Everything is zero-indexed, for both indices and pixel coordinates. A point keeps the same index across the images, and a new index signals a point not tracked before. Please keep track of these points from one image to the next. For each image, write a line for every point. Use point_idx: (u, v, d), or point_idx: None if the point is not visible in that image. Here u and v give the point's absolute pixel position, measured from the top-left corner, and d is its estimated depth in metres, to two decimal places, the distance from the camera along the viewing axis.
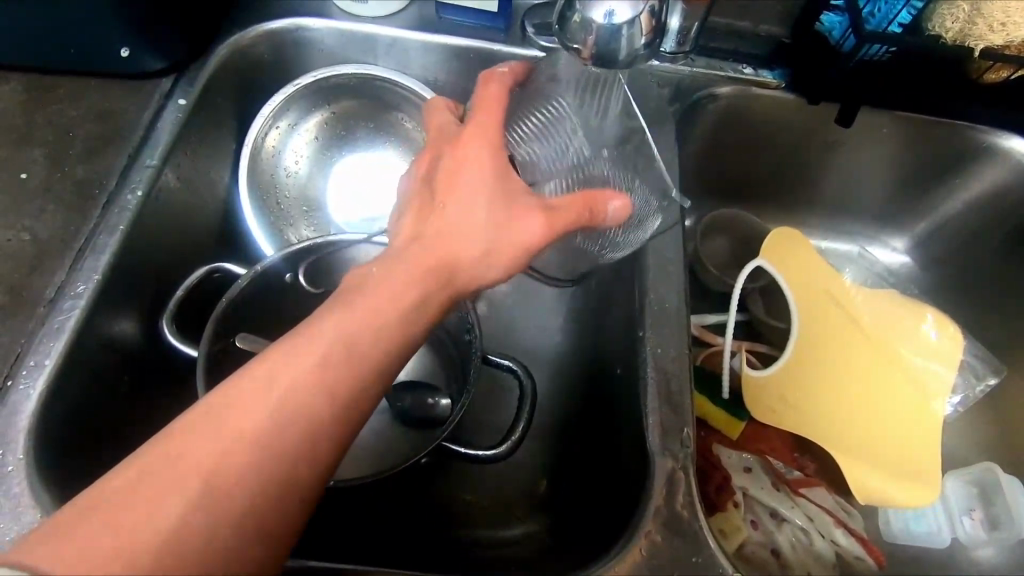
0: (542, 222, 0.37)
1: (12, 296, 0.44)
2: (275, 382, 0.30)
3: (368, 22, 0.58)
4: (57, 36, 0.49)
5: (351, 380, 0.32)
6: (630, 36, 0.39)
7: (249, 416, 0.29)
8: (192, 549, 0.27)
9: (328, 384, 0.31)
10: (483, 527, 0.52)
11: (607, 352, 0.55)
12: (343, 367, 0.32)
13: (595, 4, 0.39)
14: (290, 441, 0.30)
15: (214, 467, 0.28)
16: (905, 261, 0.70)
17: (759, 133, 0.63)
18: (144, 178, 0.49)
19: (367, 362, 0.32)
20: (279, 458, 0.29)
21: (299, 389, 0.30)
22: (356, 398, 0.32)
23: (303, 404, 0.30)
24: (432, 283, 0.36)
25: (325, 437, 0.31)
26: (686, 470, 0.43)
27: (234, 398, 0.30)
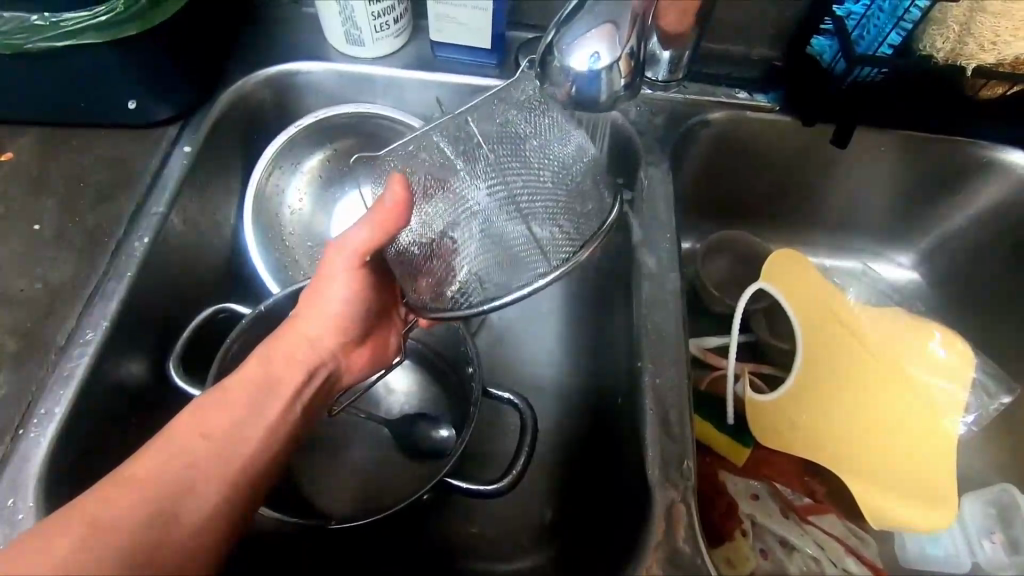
0: (352, 245, 0.41)
1: (23, 344, 0.46)
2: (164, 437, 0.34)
3: (366, 63, 0.60)
4: (68, 92, 0.51)
5: (228, 423, 0.36)
6: (609, 80, 0.42)
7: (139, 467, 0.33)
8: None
9: (205, 428, 0.35)
10: (489, 559, 0.53)
11: (609, 380, 0.55)
12: (216, 412, 0.36)
13: (575, 51, 0.40)
14: (168, 482, 0.32)
15: (102, 514, 0.30)
16: (911, 276, 0.69)
17: (757, 154, 0.64)
18: (152, 225, 0.51)
19: (240, 407, 0.37)
20: (162, 494, 0.32)
21: (179, 439, 0.34)
22: (238, 438, 0.35)
23: (187, 449, 0.34)
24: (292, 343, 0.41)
25: (208, 473, 0.34)
26: (687, 502, 0.42)
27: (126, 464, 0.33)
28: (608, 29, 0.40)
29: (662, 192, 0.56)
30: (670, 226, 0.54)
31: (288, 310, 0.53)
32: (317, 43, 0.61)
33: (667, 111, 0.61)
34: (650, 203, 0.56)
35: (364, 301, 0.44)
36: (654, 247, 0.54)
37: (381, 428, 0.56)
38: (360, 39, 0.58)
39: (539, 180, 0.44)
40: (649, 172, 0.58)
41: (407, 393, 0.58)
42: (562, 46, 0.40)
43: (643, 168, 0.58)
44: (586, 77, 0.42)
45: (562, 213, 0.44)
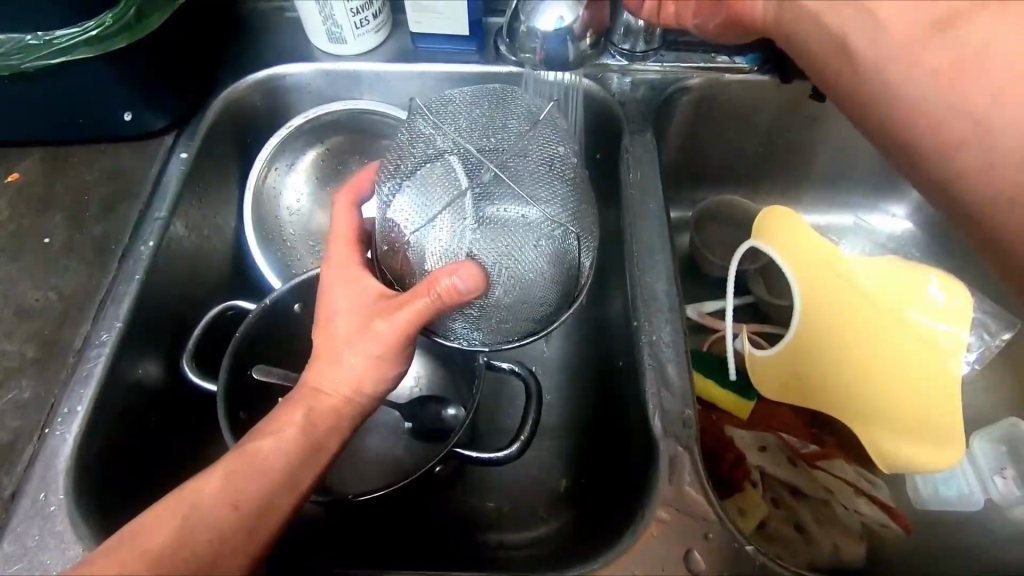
0: (391, 324, 0.40)
1: (43, 350, 0.48)
2: (188, 501, 0.36)
3: (349, 60, 0.62)
4: (66, 110, 0.53)
5: (259, 490, 0.37)
6: (573, 42, 0.58)
7: (160, 534, 0.34)
8: None
9: (236, 496, 0.36)
10: (503, 529, 0.54)
11: (611, 347, 0.56)
12: (246, 481, 0.37)
13: (544, 16, 0.56)
14: (195, 550, 0.34)
15: (144, 549, 0.34)
16: (906, 226, 0.70)
17: (741, 116, 0.64)
18: (155, 230, 0.52)
19: (269, 480, 0.37)
20: (187, 564, 0.34)
21: (211, 498, 0.36)
22: (266, 508, 0.37)
23: (215, 507, 0.36)
24: (321, 411, 0.41)
25: (232, 545, 0.35)
26: (690, 449, 0.44)
27: (149, 523, 0.35)
28: None
29: (649, 160, 0.58)
30: (657, 189, 0.56)
31: (293, 304, 0.54)
32: (302, 46, 0.63)
33: (648, 81, 0.62)
34: (639, 170, 0.57)
35: (388, 370, 0.42)
36: (642, 211, 0.55)
37: (395, 413, 0.57)
38: (342, 36, 0.60)
39: (544, 194, 0.50)
40: (631, 141, 0.59)
41: (418, 377, 0.60)
42: (531, 12, 0.56)
43: (629, 137, 0.59)
44: (555, 36, 0.57)
45: (542, 238, 0.49)
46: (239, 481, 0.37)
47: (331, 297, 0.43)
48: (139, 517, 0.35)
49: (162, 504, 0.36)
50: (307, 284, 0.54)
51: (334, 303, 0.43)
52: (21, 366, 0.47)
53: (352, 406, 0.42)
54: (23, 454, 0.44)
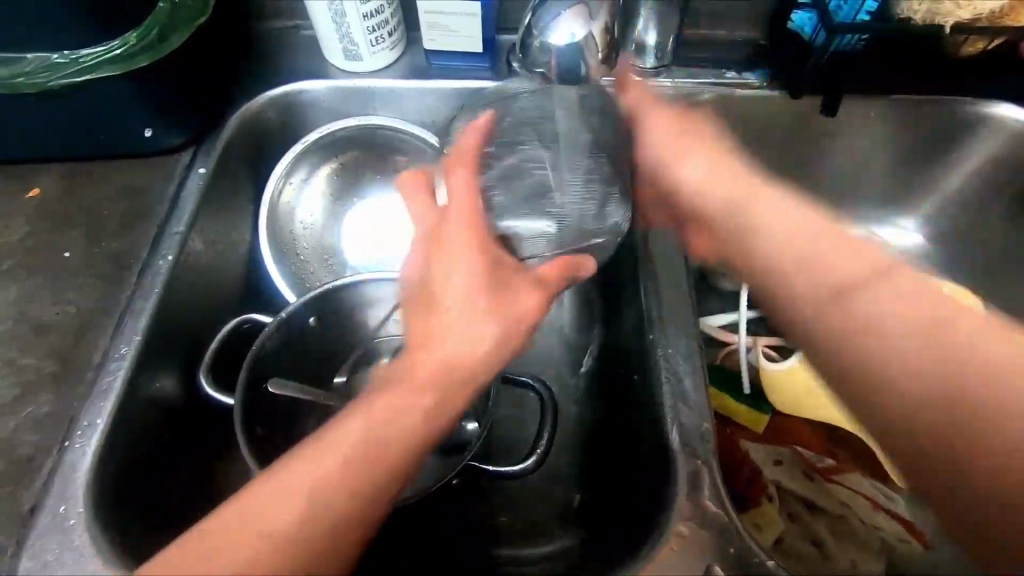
0: (531, 299, 0.40)
1: (63, 365, 0.48)
2: (298, 486, 0.34)
3: (364, 77, 0.63)
4: (86, 127, 0.54)
5: (369, 476, 0.35)
6: (587, 54, 0.56)
7: (275, 516, 0.33)
8: None
9: (352, 482, 0.35)
10: (517, 545, 0.53)
11: (623, 360, 0.57)
12: (361, 466, 0.35)
13: (556, 33, 0.55)
14: (305, 536, 0.33)
15: (255, 531, 0.33)
16: (917, 239, 0.69)
17: (749, 132, 0.64)
18: (173, 245, 0.53)
19: (384, 463, 0.35)
20: (302, 551, 0.33)
21: (326, 482, 0.34)
22: (365, 493, 0.35)
23: (309, 497, 0.34)
24: (420, 389, 0.37)
25: (347, 530, 0.34)
26: (708, 464, 0.44)
27: (261, 501, 0.34)
28: (579, 12, 0.55)
29: None
30: None
31: (309, 318, 0.55)
32: (316, 64, 0.64)
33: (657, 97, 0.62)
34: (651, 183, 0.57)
35: (508, 350, 0.39)
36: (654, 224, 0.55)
37: None
38: (357, 54, 0.61)
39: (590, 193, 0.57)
40: None
41: None
42: (543, 28, 0.55)
43: None
44: (568, 50, 0.56)
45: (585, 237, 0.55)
46: (353, 464, 0.35)
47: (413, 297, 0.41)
48: (245, 493, 0.34)
49: (272, 483, 0.34)
50: (324, 297, 0.54)
51: (448, 286, 0.39)
52: (40, 381, 0.48)
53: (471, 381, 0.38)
54: (41, 468, 0.44)
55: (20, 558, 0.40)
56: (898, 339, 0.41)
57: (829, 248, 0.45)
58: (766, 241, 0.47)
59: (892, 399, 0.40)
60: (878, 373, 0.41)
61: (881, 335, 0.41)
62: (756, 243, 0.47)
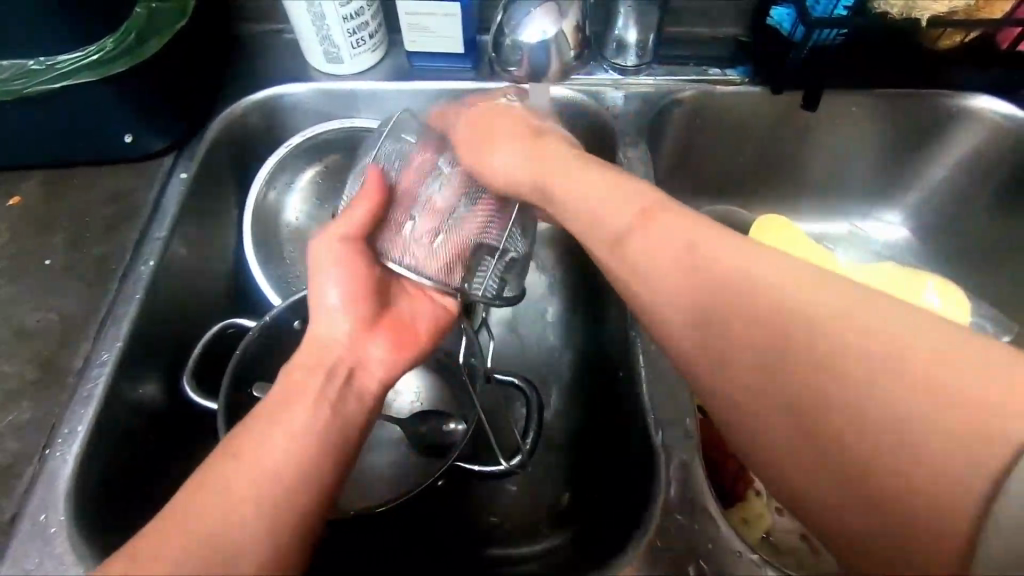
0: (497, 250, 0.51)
1: (45, 371, 0.48)
2: (279, 407, 0.37)
3: (347, 79, 0.63)
4: (66, 133, 0.54)
5: (338, 387, 0.40)
6: (558, 50, 0.59)
7: (260, 440, 0.35)
8: (242, 527, 0.32)
9: (324, 391, 0.39)
10: (506, 544, 0.53)
11: (610, 357, 0.57)
12: (322, 379, 0.39)
13: (526, 31, 0.58)
14: (297, 439, 0.35)
15: (252, 453, 0.34)
16: (901, 233, 0.70)
17: (732, 128, 0.65)
18: (155, 250, 0.53)
19: (345, 376, 0.41)
20: (302, 449, 0.35)
21: (303, 395, 0.38)
22: (329, 449, 0.36)
23: (258, 483, 0.33)
24: (313, 363, 0.40)
25: (331, 428, 0.37)
26: (692, 460, 0.44)
27: (248, 436, 0.36)
28: (550, 11, 0.58)
29: (642, 171, 0.58)
30: None
31: (292, 321, 0.54)
32: (299, 67, 0.64)
33: (640, 95, 0.63)
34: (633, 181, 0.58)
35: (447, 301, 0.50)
36: None
37: (396, 429, 0.57)
38: (339, 56, 0.61)
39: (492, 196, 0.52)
40: (626, 147, 0.59)
41: (418, 393, 0.59)
42: (515, 26, 0.58)
43: (622, 149, 0.59)
44: (539, 47, 0.59)
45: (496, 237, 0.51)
46: (315, 376, 0.39)
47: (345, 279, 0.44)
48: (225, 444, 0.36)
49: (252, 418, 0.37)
50: (307, 300, 0.54)
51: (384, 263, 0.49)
52: (21, 388, 0.47)
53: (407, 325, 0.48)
54: (21, 476, 0.44)
55: (2, 566, 0.40)
56: (874, 379, 0.28)
57: (706, 250, 0.35)
58: (618, 223, 0.40)
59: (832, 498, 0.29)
60: (827, 445, 0.29)
61: (853, 382, 0.29)
62: (639, 243, 0.38)
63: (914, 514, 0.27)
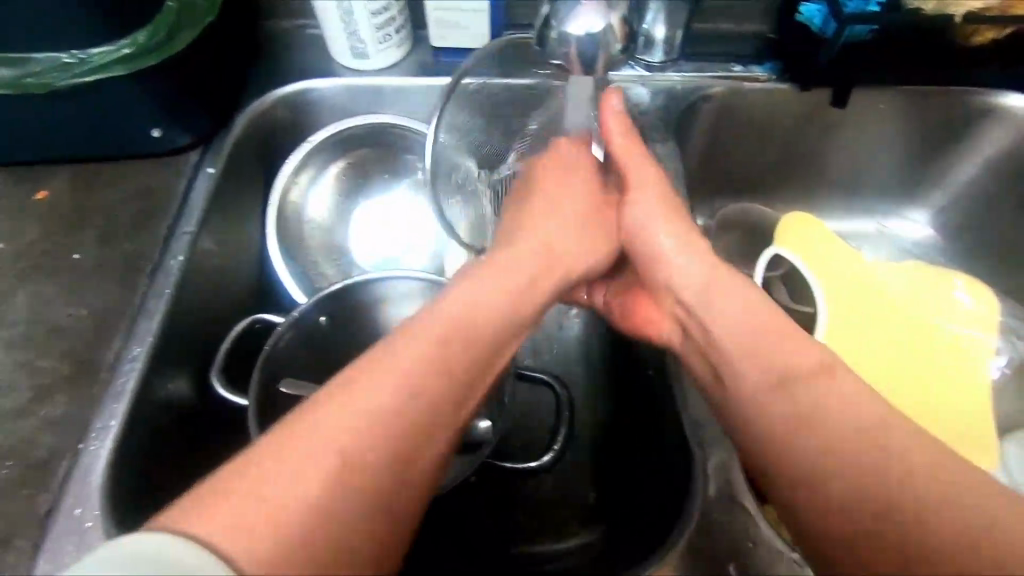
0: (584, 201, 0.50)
1: (76, 366, 0.48)
2: (397, 365, 0.33)
3: (372, 74, 0.63)
4: (95, 128, 0.54)
5: (463, 359, 0.36)
6: (606, 43, 0.47)
7: (367, 398, 0.31)
8: (325, 502, 0.28)
9: (447, 363, 0.35)
10: (535, 542, 0.53)
11: (638, 354, 0.56)
12: (449, 346, 0.36)
13: (570, 19, 0.45)
14: (406, 410, 0.32)
15: (360, 411, 0.31)
16: (927, 232, 0.69)
17: (759, 125, 0.64)
18: (184, 245, 0.53)
19: (473, 347, 0.37)
20: (405, 428, 0.31)
21: (424, 356, 0.34)
22: (436, 432, 0.33)
23: (369, 431, 0.30)
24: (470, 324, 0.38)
25: (441, 415, 0.34)
26: (731, 457, 0.45)
27: (360, 388, 0.32)
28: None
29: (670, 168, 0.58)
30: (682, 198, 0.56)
31: (319, 317, 0.54)
32: (324, 62, 0.64)
33: (666, 92, 0.62)
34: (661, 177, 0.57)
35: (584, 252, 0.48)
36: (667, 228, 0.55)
37: None
38: (365, 51, 0.60)
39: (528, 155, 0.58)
40: (657, 138, 0.59)
41: None
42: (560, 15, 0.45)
43: (650, 146, 0.59)
44: (589, 40, 0.47)
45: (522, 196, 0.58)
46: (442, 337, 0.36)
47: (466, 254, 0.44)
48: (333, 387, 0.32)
49: (369, 367, 0.33)
50: (337, 295, 0.55)
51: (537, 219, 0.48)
52: (53, 382, 0.47)
53: (526, 291, 0.42)
54: (54, 471, 0.44)
55: (39, 561, 0.40)
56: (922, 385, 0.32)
57: (776, 343, 0.38)
58: (687, 293, 0.44)
59: (844, 481, 0.33)
60: (849, 447, 0.33)
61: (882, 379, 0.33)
62: (713, 327, 0.42)
63: (919, 499, 0.31)
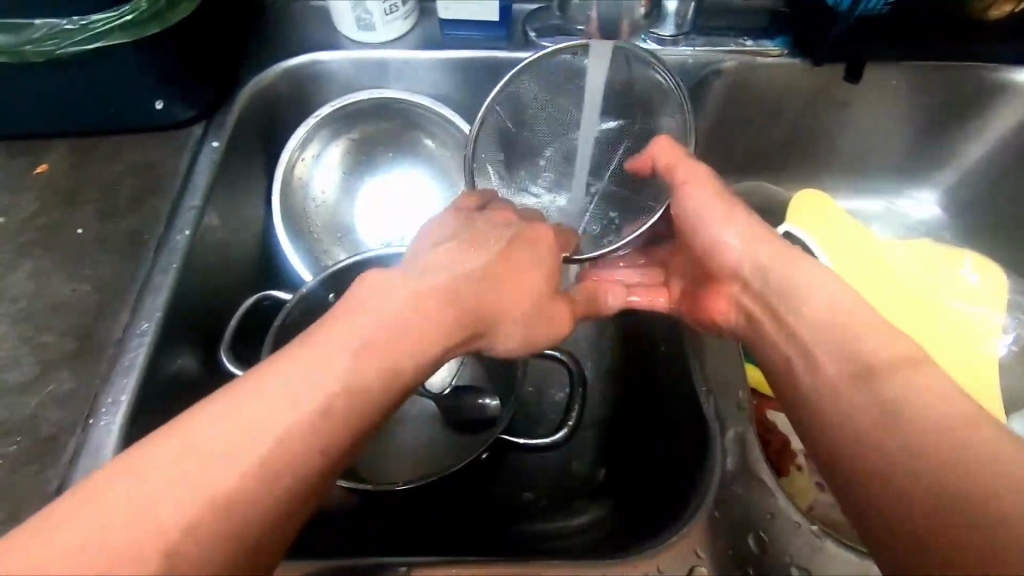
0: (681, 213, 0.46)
1: (82, 341, 0.47)
2: (267, 389, 0.29)
3: (376, 47, 0.61)
4: (95, 99, 0.53)
5: (352, 382, 0.31)
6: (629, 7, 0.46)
7: (217, 425, 0.28)
8: (146, 538, 0.25)
9: (323, 386, 0.30)
10: (544, 519, 0.52)
11: (650, 331, 0.57)
12: (335, 364, 0.31)
13: None
14: (260, 439, 0.28)
15: (207, 440, 0.27)
16: (933, 210, 0.69)
17: (770, 102, 0.63)
18: (189, 220, 0.52)
19: (370, 366, 0.31)
20: (257, 460, 0.27)
21: (296, 378, 0.30)
22: (302, 466, 0.28)
23: (201, 471, 0.26)
24: (380, 353, 0.32)
25: (312, 445, 0.29)
26: (746, 430, 0.45)
27: (218, 412, 0.28)
28: None
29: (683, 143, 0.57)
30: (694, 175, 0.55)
31: (326, 295, 0.53)
32: (328, 34, 0.62)
33: (677, 66, 0.61)
34: None
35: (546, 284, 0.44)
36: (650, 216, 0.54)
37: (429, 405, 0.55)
38: (370, 23, 0.59)
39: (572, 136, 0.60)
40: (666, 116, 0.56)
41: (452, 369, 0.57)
42: None
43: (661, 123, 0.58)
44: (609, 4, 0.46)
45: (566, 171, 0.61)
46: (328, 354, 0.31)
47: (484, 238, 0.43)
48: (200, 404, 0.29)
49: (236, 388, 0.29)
50: (342, 272, 0.53)
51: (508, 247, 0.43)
52: (59, 359, 0.46)
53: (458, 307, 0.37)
54: (65, 447, 0.43)
55: None
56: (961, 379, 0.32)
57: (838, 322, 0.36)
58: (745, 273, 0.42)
59: (884, 451, 0.30)
60: (902, 429, 0.30)
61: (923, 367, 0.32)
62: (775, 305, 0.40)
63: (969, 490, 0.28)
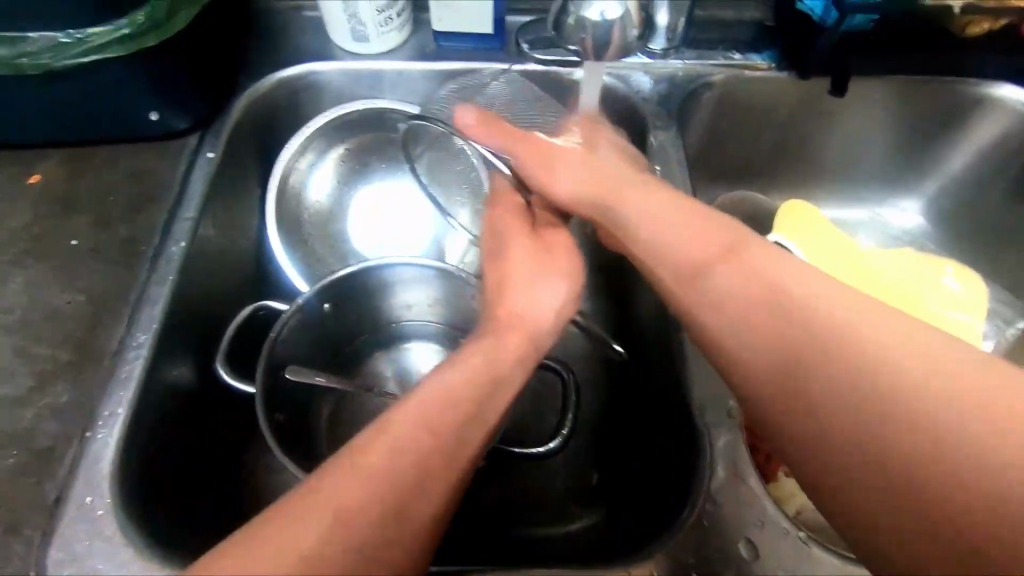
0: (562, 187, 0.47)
1: (79, 352, 0.47)
2: (342, 489, 0.30)
3: (372, 58, 0.62)
4: (90, 110, 0.53)
5: (415, 460, 0.33)
6: (624, 26, 0.51)
7: (303, 531, 0.29)
8: None
9: (394, 473, 0.32)
10: (540, 525, 0.53)
11: (643, 340, 0.58)
12: (402, 450, 0.33)
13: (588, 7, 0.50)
14: (345, 537, 0.29)
15: (296, 545, 0.28)
16: (918, 221, 0.71)
17: (758, 114, 0.65)
18: (185, 230, 0.52)
19: (428, 443, 0.33)
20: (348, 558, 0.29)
21: (369, 470, 0.31)
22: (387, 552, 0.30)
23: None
24: (432, 434, 0.34)
25: (397, 530, 0.31)
26: (738, 438, 0.46)
27: (299, 515, 0.30)
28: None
29: (674, 155, 0.58)
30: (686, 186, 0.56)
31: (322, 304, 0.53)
32: (323, 45, 0.63)
33: (667, 79, 0.63)
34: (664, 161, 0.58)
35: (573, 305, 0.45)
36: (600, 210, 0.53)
37: None
38: (365, 34, 0.60)
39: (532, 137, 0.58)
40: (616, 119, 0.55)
41: None
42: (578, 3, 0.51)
43: (653, 134, 0.60)
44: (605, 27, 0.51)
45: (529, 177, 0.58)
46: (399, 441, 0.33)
47: (502, 258, 0.47)
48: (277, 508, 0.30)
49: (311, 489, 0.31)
50: (337, 282, 0.53)
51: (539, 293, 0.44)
52: (55, 369, 0.46)
53: (502, 376, 0.39)
54: (63, 458, 0.43)
55: (49, 550, 0.39)
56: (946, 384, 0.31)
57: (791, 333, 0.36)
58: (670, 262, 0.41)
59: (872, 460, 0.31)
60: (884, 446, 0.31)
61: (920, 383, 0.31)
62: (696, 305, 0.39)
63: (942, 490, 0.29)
